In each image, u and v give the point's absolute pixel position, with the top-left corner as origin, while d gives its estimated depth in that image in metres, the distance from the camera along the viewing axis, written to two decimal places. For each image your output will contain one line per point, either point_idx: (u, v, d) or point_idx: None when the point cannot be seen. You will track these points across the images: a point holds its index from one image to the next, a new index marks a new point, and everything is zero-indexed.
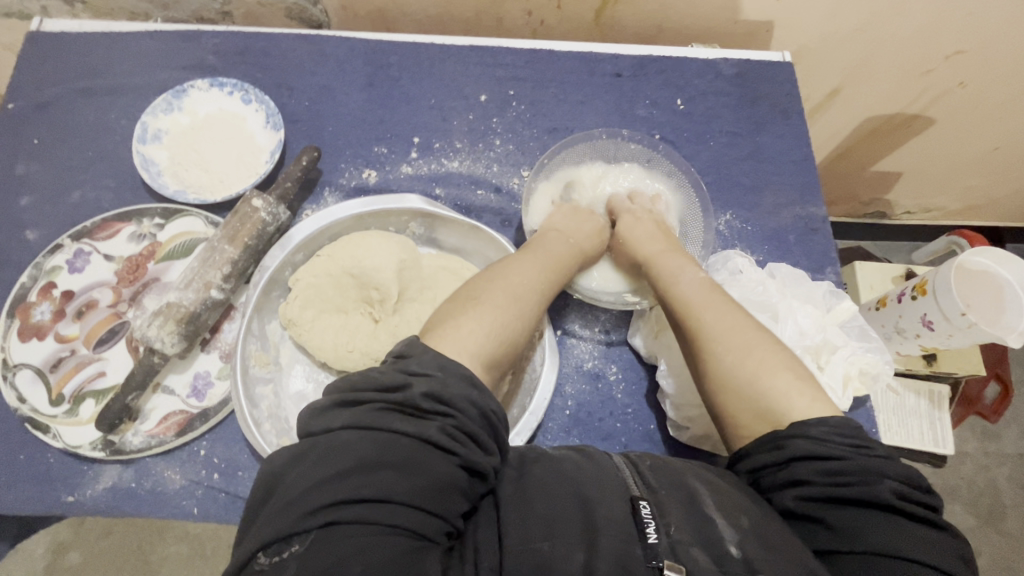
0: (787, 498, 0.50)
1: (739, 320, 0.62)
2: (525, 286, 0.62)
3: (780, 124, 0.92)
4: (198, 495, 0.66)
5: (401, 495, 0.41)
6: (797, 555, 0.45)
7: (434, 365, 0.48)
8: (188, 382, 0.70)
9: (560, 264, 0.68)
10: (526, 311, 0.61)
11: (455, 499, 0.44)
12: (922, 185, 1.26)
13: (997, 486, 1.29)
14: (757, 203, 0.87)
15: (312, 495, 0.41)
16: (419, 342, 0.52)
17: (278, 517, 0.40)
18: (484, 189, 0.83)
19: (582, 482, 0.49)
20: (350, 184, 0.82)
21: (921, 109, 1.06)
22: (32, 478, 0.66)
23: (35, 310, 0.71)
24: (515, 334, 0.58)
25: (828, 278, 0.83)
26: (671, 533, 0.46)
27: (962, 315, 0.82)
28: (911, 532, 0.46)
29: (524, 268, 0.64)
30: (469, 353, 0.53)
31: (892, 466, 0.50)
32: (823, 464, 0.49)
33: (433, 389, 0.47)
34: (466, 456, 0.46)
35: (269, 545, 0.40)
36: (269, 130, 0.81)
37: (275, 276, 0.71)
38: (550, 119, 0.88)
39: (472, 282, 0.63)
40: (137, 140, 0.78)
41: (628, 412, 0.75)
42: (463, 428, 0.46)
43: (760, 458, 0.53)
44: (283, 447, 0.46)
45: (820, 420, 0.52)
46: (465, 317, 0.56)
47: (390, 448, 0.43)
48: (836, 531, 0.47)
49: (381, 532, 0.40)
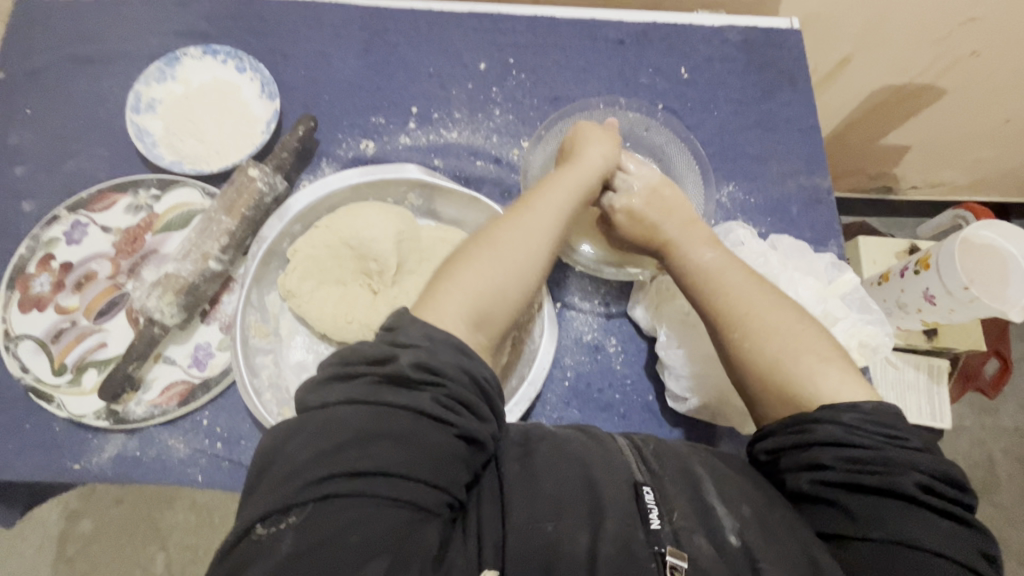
0: (801, 481, 0.51)
1: (761, 301, 0.61)
2: (521, 240, 0.60)
3: (786, 93, 0.90)
4: (203, 463, 0.67)
5: (400, 468, 0.42)
6: (797, 543, 0.47)
7: (420, 336, 0.48)
8: (190, 353, 0.70)
9: (559, 204, 0.64)
10: (525, 266, 0.59)
11: (455, 470, 0.45)
12: (930, 158, 1.24)
13: (993, 459, 1.30)
14: (762, 174, 0.85)
15: (310, 468, 0.41)
16: (406, 313, 0.51)
17: (276, 489, 0.41)
18: (484, 159, 0.82)
19: (584, 463, 0.50)
20: (347, 154, 0.80)
21: (932, 79, 1.03)
22: (38, 446, 0.67)
23: (34, 281, 0.71)
24: (503, 298, 0.56)
25: (831, 250, 0.83)
26: (675, 520, 0.47)
27: (964, 288, 0.82)
28: (933, 524, 0.46)
29: (519, 218, 0.61)
30: (454, 318, 0.53)
31: (921, 458, 0.50)
32: (846, 451, 0.50)
33: (422, 358, 0.46)
34: (462, 425, 0.46)
35: (267, 516, 0.40)
36: (264, 99, 0.80)
37: (273, 247, 0.70)
38: (551, 88, 0.86)
39: (466, 242, 0.61)
40: (130, 109, 0.77)
41: (627, 383, 0.75)
42: (455, 396, 0.46)
43: (780, 440, 0.54)
44: (280, 421, 0.46)
45: (854, 407, 0.52)
46: (446, 284, 0.56)
47: (386, 419, 0.43)
48: (852, 516, 0.48)
49: (381, 506, 0.41)
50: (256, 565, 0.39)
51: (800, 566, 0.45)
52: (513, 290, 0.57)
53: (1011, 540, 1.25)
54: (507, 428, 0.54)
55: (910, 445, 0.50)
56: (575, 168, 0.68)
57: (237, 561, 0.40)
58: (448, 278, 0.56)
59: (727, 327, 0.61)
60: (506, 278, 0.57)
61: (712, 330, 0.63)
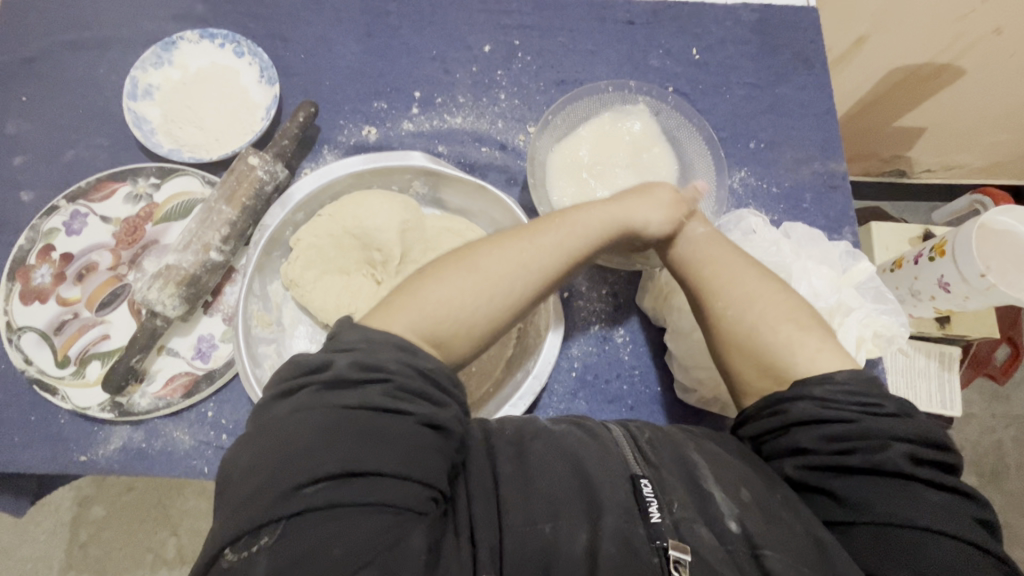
0: (787, 466, 0.51)
1: (744, 272, 0.60)
2: (504, 270, 0.55)
3: (802, 75, 0.87)
4: (209, 454, 0.67)
5: (368, 465, 0.41)
6: (799, 524, 0.46)
7: (358, 339, 0.48)
8: (193, 345, 0.70)
9: (563, 244, 0.58)
10: (500, 294, 0.54)
11: (428, 461, 0.44)
12: (947, 141, 1.20)
13: (1002, 446, 1.29)
14: (775, 159, 0.83)
15: (272, 485, 0.40)
16: (348, 321, 0.51)
17: (242, 512, 0.40)
18: (489, 146, 0.80)
19: (578, 456, 0.49)
20: (349, 141, 0.79)
21: (952, 59, 1.00)
22: (44, 438, 0.67)
23: (35, 273, 0.70)
24: (469, 314, 0.53)
25: (845, 238, 0.81)
26: (675, 511, 0.46)
27: (982, 277, 0.79)
28: (923, 497, 0.46)
29: (508, 248, 0.56)
30: (411, 329, 0.51)
31: (903, 426, 0.49)
32: (826, 430, 0.49)
33: (360, 358, 0.47)
34: (419, 413, 0.45)
35: (236, 541, 0.40)
36: (264, 84, 0.78)
37: (275, 236, 0.69)
38: (558, 71, 0.84)
39: (441, 258, 0.58)
40: (127, 96, 0.75)
41: (635, 374, 0.74)
42: (405, 387, 0.46)
43: (761, 425, 0.53)
44: (235, 444, 0.45)
45: (825, 377, 0.51)
46: (408, 298, 0.53)
47: (340, 420, 0.43)
48: (843, 500, 0.47)
49: (355, 507, 0.40)
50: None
51: (804, 550, 0.45)
52: (480, 324, 0.54)
53: (1018, 526, 1.25)
54: (503, 424, 0.53)
55: (886, 412, 0.50)
56: (607, 209, 0.62)
57: None
58: (411, 292, 0.54)
59: (706, 296, 0.60)
60: (479, 309, 0.53)
61: (694, 303, 0.62)
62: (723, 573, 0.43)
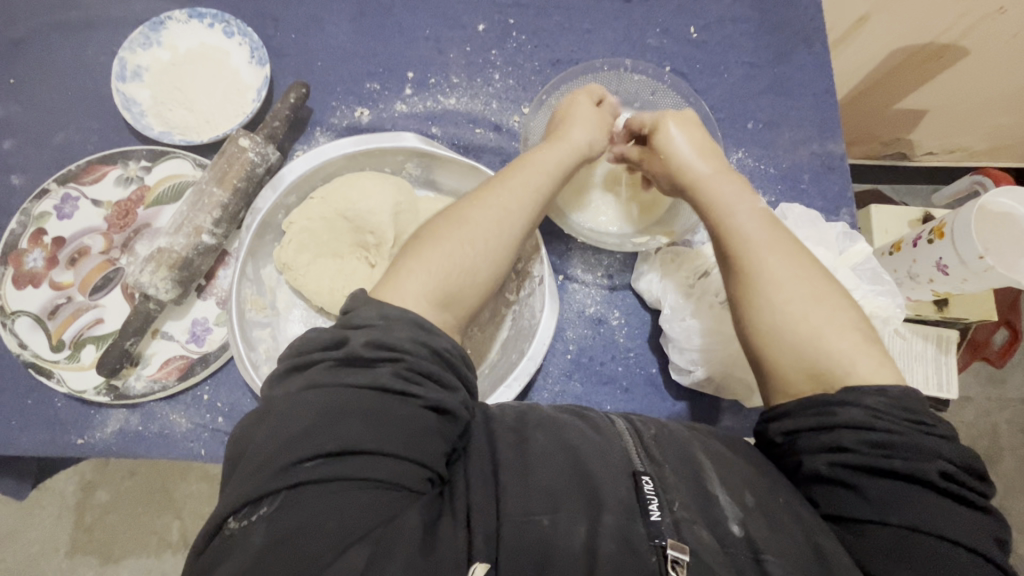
0: (820, 463, 0.49)
1: (796, 257, 0.59)
2: (492, 219, 0.58)
3: (801, 54, 0.85)
4: (205, 437, 0.67)
5: (368, 445, 0.42)
6: (798, 532, 0.47)
7: (374, 316, 0.48)
8: (187, 328, 0.70)
9: (535, 183, 0.62)
10: (495, 240, 0.57)
11: (428, 444, 0.44)
12: (948, 123, 1.19)
13: (996, 429, 1.30)
14: (773, 140, 0.82)
15: (276, 456, 0.41)
16: (362, 296, 0.51)
17: (247, 481, 0.41)
18: (483, 127, 0.79)
19: (579, 449, 0.50)
20: (342, 123, 0.78)
21: (955, 38, 0.98)
22: (41, 421, 0.67)
23: (28, 257, 0.70)
24: (475, 273, 0.55)
25: (843, 219, 0.80)
26: (675, 510, 0.47)
27: (979, 258, 0.79)
28: (953, 512, 0.46)
29: (490, 198, 0.59)
30: (418, 296, 0.52)
31: (947, 446, 0.48)
32: (871, 435, 0.48)
33: (376, 336, 0.46)
34: (427, 396, 0.45)
35: (238, 510, 0.40)
36: (254, 65, 0.77)
37: (268, 219, 0.68)
38: (554, 50, 0.82)
39: (435, 217, 0.60)
40: (116, 78, 0.74)
41: (631, 356, 0.74)
42: (415, 367, 0.46)
43: (800, 421, 0.52)
44: (246, 416, 0.46)
45: (880, 390, 0.50)
46: (413, 260, 0.54)
47: (349, 397, 0.43)
48: (871, 501, 0.47)
49: (352, 487, 0.40)
50: (230, 558, 0.39)
51: (802, 557, 0.45)
52: (484, 273, 0.56)
53: (1010, 507, 1.26)
54: (503, 411, 0.54)
55: (936, 433, 0.49)
56: (558, 145, 0.66)
57: (213, 559, 0.40)
58: (414, 256, 0.55)
59: (755, 275, 0.58)
60: (481, 261, 0.56)
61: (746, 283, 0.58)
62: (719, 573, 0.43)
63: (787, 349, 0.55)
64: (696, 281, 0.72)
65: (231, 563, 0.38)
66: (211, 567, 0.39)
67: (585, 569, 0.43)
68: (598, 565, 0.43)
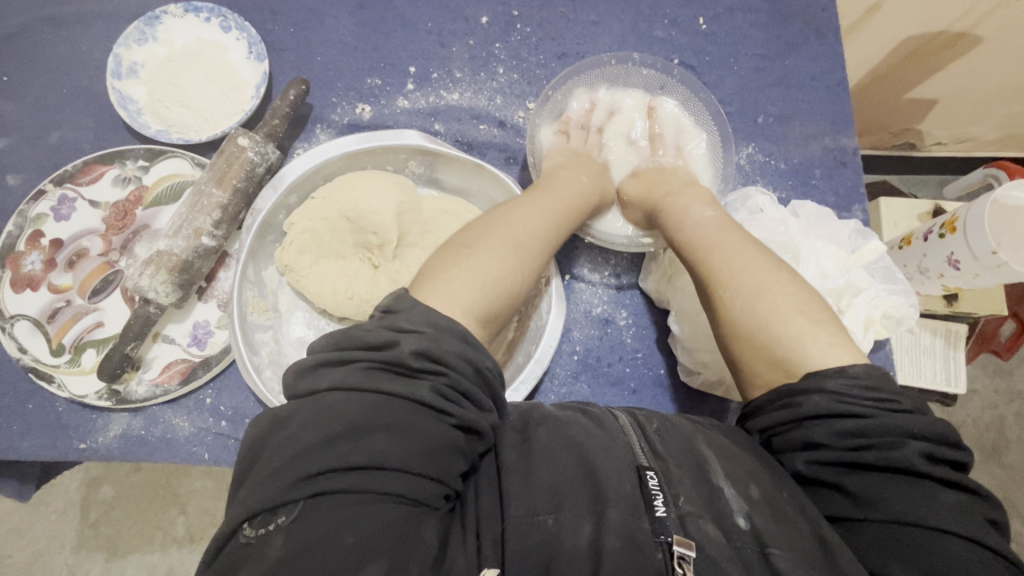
0: (797, 462, 0.49)
1: (752, 260, 0.59)
2: (527, 238, 0.58)
3: (814, 45, 0.83)
4: (209, 441, 0.67)
5: (394, 461, 0.41)
6: (802, 523, 0.46)
7: (423, 322, 0.47)
8: (188, 331, 0.69)
9: (564, 208, 0.63)
10: (531, 265, 0.58)
11: (450, 458, 0.44)
12: (960, 113, 1.16)
13: (1004, 423, 1.29)
14: (784, 135, 0.80)
15: (297, 464, 0.40)
16: (407, 296, 0.50)
17: (263, 488, 0.40)
18: (487, 123, 0.77)
19: (586, 446, 0.49)
20: (343, 120, 0.76)
21: (968, 28, 0.96)
22: (43, 426, 0.66)
23: (25, 260, 0.69)
24: (513, 290, 0.56)
25: (855, 216, 0.79)
26: (681, 505, 0.46)
27: (992, 254, 0.77)
28: (936, 495, 0.45)
29: (527, 216, 0.60)
30: (464, 308, 0.51)
31: (919, 423, 0.47)
32: (841, 425, 0.47)
33: (423, 346, 0.45)
34: (461, 416, 0.45)
35: (254, 517, 0.39)
36: (252, 61, 0.75)
37: (268, 220, 0.67)
38: (559, 43, 0.80)
39: (470, 226, 0.59)
40: (111, 75, 0.72)
41: (638, 356, 0.73)
42: (456, 386, 0.45)
43: (773, 418, 0.52)
44: (259, 415, 0.45)
45: (839, 371, 0.49)
46: (456, 269, 0.53)
47: (381, 408, 0.42)
48: (856, 496, 0.46)
49: (372, 500, 0.40)
50: (244, 569, 0.37)
51: (808, 551, 0.44)
52: (518, 294, 0.56)
53: (1017, 502, 1.25)
54: (507, 409, 0.53)
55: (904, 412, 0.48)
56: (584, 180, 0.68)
57: (225, 564, 0.39)
58: (460, 265, 0.54)
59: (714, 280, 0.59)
60: (518, 280, 0.56)
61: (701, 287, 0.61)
62: (729, 569, 0.42)
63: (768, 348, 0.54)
64: None
65: (244, 572, 0.37)
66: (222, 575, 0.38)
67: (591, 568, 0.42)
68: (602, 563, 0.42)
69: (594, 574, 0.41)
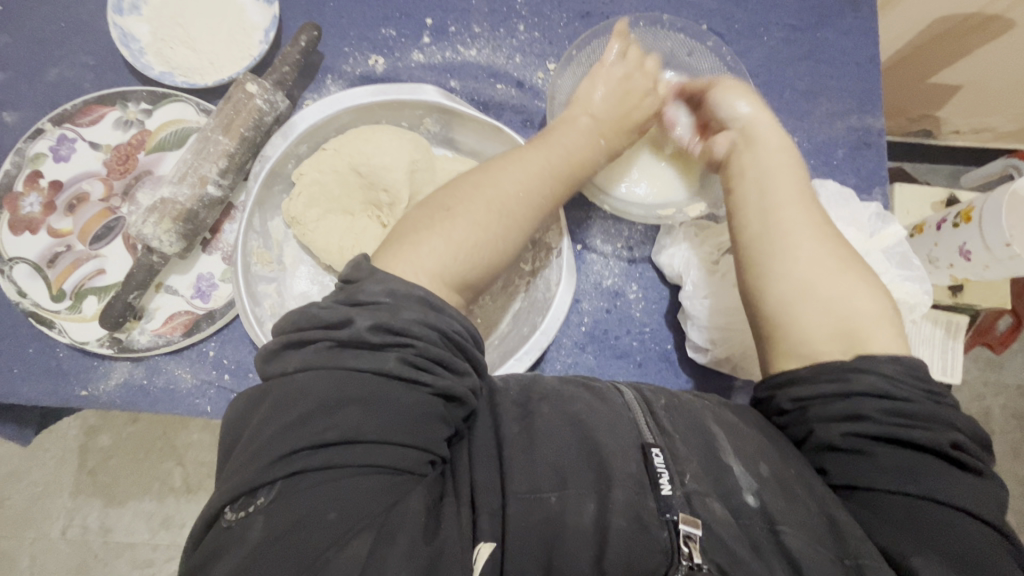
0: (835, 433, 0.48)
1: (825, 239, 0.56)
2: (513, 195, 0.56)
3: (848, 18, 0.80)
4: (211, 394, 0.66)
5: (372, 433, 0.41)
6: (812, 503, 0.46)
7: (381, 292, 0.46)
8: (192, 284, 0.68)
9: (546, 166, 0.59)
10: (520, 233, 0.56)
11: (434, 428, 0.44)
12: (984, 102, 1.13)
13: (991, 414, 1.30)
14: (810, 111, 0.78)
15: (273, 445, 0.40)
16: (364, 265, 0.49)
17: (243, 470, 0.40)
18: (505, 83, 0.74)
19: (587, 423, 0.49)
20: (355, 71, 0.73)
21: (1002, 11, 0.91)
22: (43, 371, 0.65)
23: (24, 201, 0.67)
24: (492, 257, 0.54)
25: (875, 199, 0.77)
26: (686, 483, 0.46)
27: (1006, 246, 0.75)
28: (962, 478, 0.46)
29: (515, 172, 0.57)
30: (434, 273, 0.50)
31: (955, 415, 0.49)
32: (888, 403, 0.47)
33: (381, 320, 0.44)
34: (436, 384, 0.44)
35: (235, 500, 0.40)
36: (261, 3, 0.71)
37: (276, 169, 0.65)
38: (584, 2, 0.77)
39: (452, 184, 0.58)
40: (112, 10, 0.69)
41: (646, 331, 0.73)
42: (425, 354, 0.44)
43: (818, 387, 0.50)
44: (240, 396, 0.45)
45: (895, 358, 0.50)
46: (430, 234, 0.52)
47: (353, 383, 0.42)
48: (883, 470, 0.46)
49: (357, 473, 0.40)
50: (227, 553, 0.38)
51: (817, 530, 0.44)
52: (500, 263, 0.55)
53: None
54: (507, 384, 0.53)
55: (944, 402, 0.49)
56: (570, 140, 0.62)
57: (211, 547, 0.39)
58: (432, 228, 0.52)
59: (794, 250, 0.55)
60: (501, 250, 0.55)
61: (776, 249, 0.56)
62: (737, 549, 0.43)
63: (821, 318, 0.53)
64: (720, 258, 0.69)
65: (228, 556, 0.38)
66: (208, 560, 0.39)
67: (598, 545, 0.43)
68: (608, 541, 0.42)
69: (598, 552, 0.42)
